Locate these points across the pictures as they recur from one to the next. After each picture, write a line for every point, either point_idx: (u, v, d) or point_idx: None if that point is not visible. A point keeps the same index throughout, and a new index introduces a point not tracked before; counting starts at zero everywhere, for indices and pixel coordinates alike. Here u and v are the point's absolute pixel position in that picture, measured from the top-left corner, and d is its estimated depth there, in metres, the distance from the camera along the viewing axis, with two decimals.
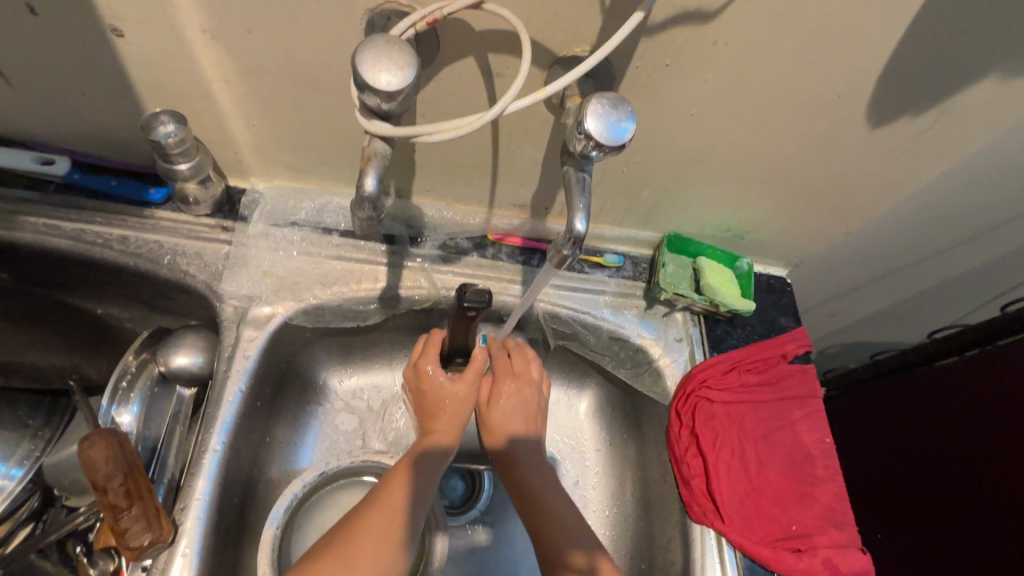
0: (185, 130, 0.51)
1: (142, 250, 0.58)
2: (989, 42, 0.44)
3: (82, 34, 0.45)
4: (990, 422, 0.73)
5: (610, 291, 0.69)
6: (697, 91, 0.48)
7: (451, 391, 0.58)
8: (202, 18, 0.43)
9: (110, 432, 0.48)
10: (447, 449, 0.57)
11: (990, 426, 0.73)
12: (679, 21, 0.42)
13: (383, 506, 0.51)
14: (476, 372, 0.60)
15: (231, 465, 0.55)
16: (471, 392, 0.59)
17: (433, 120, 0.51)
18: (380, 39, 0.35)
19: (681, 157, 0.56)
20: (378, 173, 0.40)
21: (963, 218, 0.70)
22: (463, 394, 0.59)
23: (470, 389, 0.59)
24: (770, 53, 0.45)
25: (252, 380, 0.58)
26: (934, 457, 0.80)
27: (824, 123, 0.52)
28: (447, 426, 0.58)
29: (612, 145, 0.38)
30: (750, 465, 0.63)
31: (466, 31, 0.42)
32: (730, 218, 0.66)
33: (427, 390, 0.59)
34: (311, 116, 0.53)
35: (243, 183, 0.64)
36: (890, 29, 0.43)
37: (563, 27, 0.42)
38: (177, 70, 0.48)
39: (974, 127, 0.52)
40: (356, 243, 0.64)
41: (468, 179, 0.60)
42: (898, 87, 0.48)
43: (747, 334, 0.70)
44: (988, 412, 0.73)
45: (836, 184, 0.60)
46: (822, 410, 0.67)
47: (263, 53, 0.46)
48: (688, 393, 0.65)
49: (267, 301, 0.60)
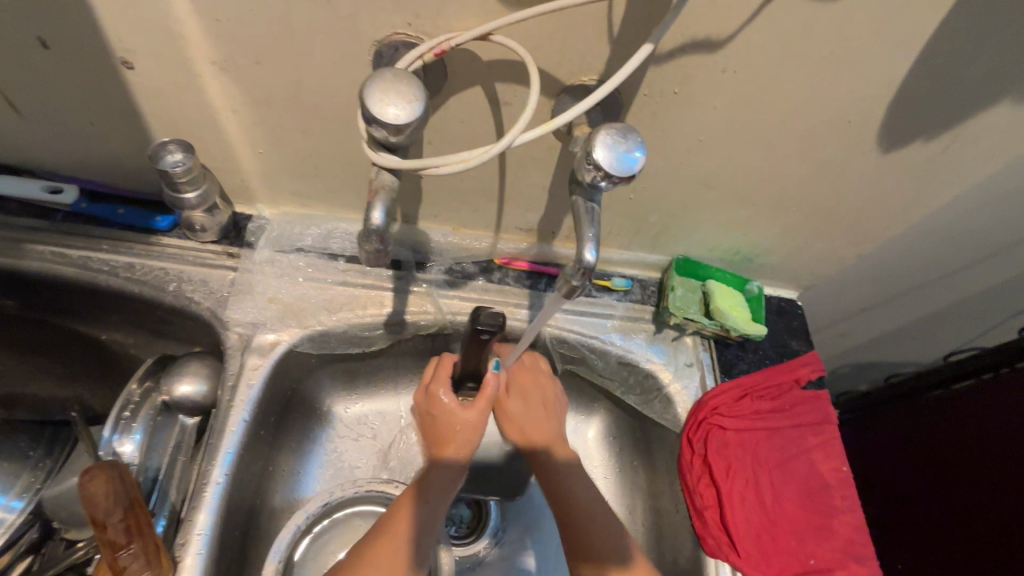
0: (192, 158, 0.52)
1: (147, 277, 0.58)
2: (1002, 69, 0.44)
3: (92, 67, 0.45)
4: (1009, 449, 0.71)
5: (619, 315, 0.68)
6: (705, 118, 0.48)
7: (464, 416, 0.56)
8: (211, 50, 0.44)
9: (110, 465, 0.47)
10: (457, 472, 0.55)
11: (1011, 454, 0.71)
12: (688, 50, 0.42)
13: (386, 539, 0.49)
14: (486, 401, 0.56)
15: (234, 497, 0.54)
16: (483, 418, 0.56)
17: (441, 147, 0.51)
18: (388, 73, 0.35)
19: (689, 182, 0.56)
20: (386, 206, 0.40)
21: (977, 240, 0.69)
22: (475, 420, 0.56)
23: (482, 415, 0.56)
24: (778, 81, 0.45)
25: (256, 409, 0.57)
26: (953, 486, 0.78)
27: (833, 148, 0.51)
28: (458, 449, 0.55)
29: (622, 175, 0.38)
30: (765, 495, 0.61)
31: (474, 61, 0.42)
32: (739, 241, 0.65)
33: (441, 411, 0.56)
34: (318, 145, 0.53)
35: (249, 210, 0.64)
36: (900, 56, 0.43)
37: (571, 57, 0.42)
38: (186, 101, 0.49)
39: (989, 151, 0.52)
40: (362, 268, 0.63)
41: (474, 205, 0.59)
42: (909, 113, 0.48)
43: (759, 358, 0.69)
44: (1007, 439, 0.71)
45: (846, 209, 0.59)
46: (838, 437, 0.65)
47: (271, 83, 0.46)
48: (700, 420, 0.64)
49: (272, 328, 0.59)
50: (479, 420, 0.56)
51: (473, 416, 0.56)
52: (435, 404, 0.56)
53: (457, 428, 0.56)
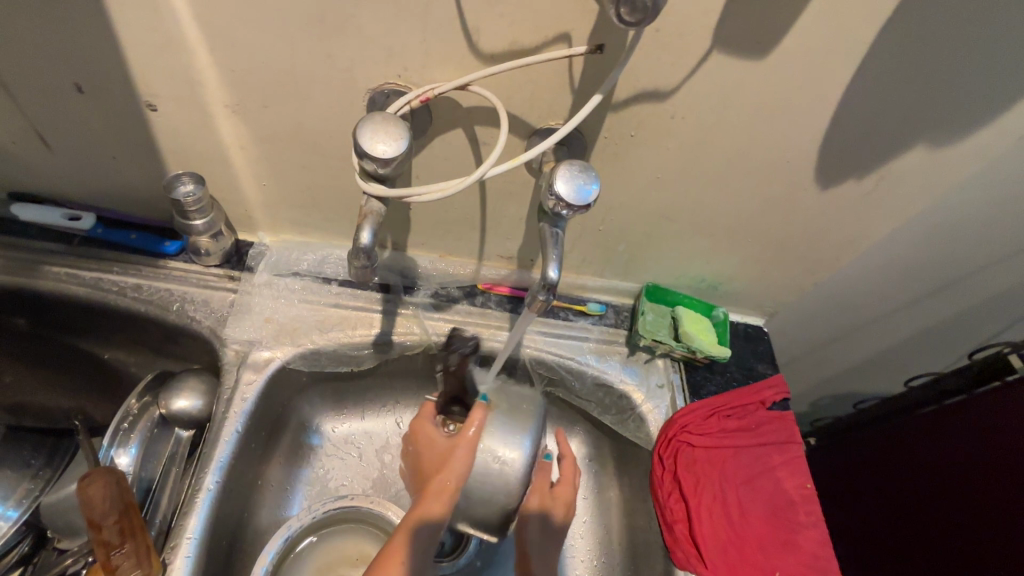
0: (202, 189, 0.57)
1: (153, 297, 0.63)
2: (912, 117, 0.51)
3: (120, 108, 0.52)
4: (972, 469, 0.75)
5: (594, 338, 0.73)
6: (660, 158, 0.54)
7: (451, 458, 0.54)
8: (226, 95, 0.50)
9: (108, 470, 0.50)
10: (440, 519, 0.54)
11: (977, 474, 0.74)
12: (640, 99, 0.48)
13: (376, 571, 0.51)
14: (470, 443, 0.54)
15: (223, 505, 0.57)
16: (462, 462, 0.54)
17: (426, 181, 0.56)
18: (378, 116, 0.41)
19: (652, 215, 0.62)
20: (373, 229, 0.46)
21: (926, 272, 0.75)
22: (462, 464, 0.54)
23: (460, 460, 0.54)
24: (720, 126, 0.51)
25: (248, 422, 0.60)
26: (924, 508, 0.81)
27: (776, 185, 0.58)
28: (437, 496, 0.54)
29: (579, 205, 0.43)
30: (731, 510, 0.64)
31: (455, 107, 0.49)
32: (703, 269, 0.70)
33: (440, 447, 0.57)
34: (317, 179, 0.59)
35: (251, 237, 0.69)
36: (823, 105, 0.50)
37: (538, 104, 0.49)
38: (201, 139, 0.55)
39: (915, 189, 0.58)
40: (354, 291, 0.68)
41: (458, 233, 0.65)
42: (839, 154, 0.54)
43: (726, 380, 0.73)
44: (971, 459, 0.75)
45: (797, 240, 0.65)
46: (802, 456, 0.68)
47: (277, 124, 0.52)
48: (670, 437, 0.67)
49: (267, 345, 0.63)
50: (467, 463, 0.54)
51: (461, 459, 0.54)
52: (433, 439, 0.58)
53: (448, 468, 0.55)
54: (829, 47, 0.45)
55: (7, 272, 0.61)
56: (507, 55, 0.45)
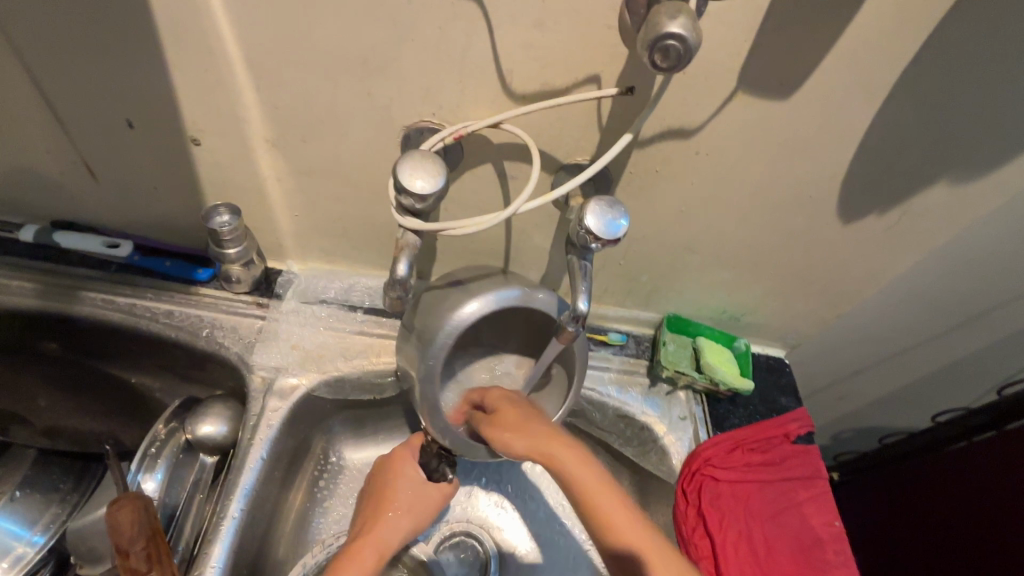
0: (237, 220, 0.59)
1: (183, 323, 0.64)
2: (934, 156, 0.52)
3: (168, 143, 0.54)
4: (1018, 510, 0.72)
5: (615, 368, 0.72)
6: (685, 192, 0.55)
7: (392, 481, 0.58)
8: (268, 131, 0.52)
9: (138, 496, 0.51)
10: (396, 535, 0.56)
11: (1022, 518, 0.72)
12: (665, 136, 0.50)
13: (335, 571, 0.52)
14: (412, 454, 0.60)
15: (246, 533, 0.56)
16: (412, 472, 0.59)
17: (455, 213, 0.58)
18: (417, 153, 0.43)
19: (675, 247, 0.63)
20: (409, 261, 0.48)
21: (953, 304, 0.74)
22: (407, 477, 0.59)
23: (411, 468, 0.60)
24: (744, 162, 0.52)
25: (273, 448, 0.61)
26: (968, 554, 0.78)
27: (801, 218, 0.58)
28: (390, 516, 0.57)
29: (608, 239, 0.44)
30: (758, 547, 0.62)
31: (486, 143, 0.51)
32: (724, 301, 0.71)
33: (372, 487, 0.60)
34: (349, 210, 0.60)
35: (280, 265, 0.70)
36: (846, 144, 0.51)
37: (567, 141, 0.50)
38: (241, 172, 0.57)
39: (940, 224, 0.58)
40: (379, 318, 0.69)
41: (482, 263, 0.66)
42: (862, 189, 0.55)
43: (749, 413, 0.72)
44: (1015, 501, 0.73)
45: (820, 273, 0.65)
46: (829, 492, 0.67)
47: (314, 158, 0.54)
48: (693, 471, 0.66)
49: (293, 372, 0.64)
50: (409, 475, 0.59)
51: (409, 471, 0.59)
52: (396, 467, 0.60)
53: (426, 497, 0.59)
54: (851, 88, 0.46)
55: (47, 297, 0.63)
56: (539, 95, 0.46)
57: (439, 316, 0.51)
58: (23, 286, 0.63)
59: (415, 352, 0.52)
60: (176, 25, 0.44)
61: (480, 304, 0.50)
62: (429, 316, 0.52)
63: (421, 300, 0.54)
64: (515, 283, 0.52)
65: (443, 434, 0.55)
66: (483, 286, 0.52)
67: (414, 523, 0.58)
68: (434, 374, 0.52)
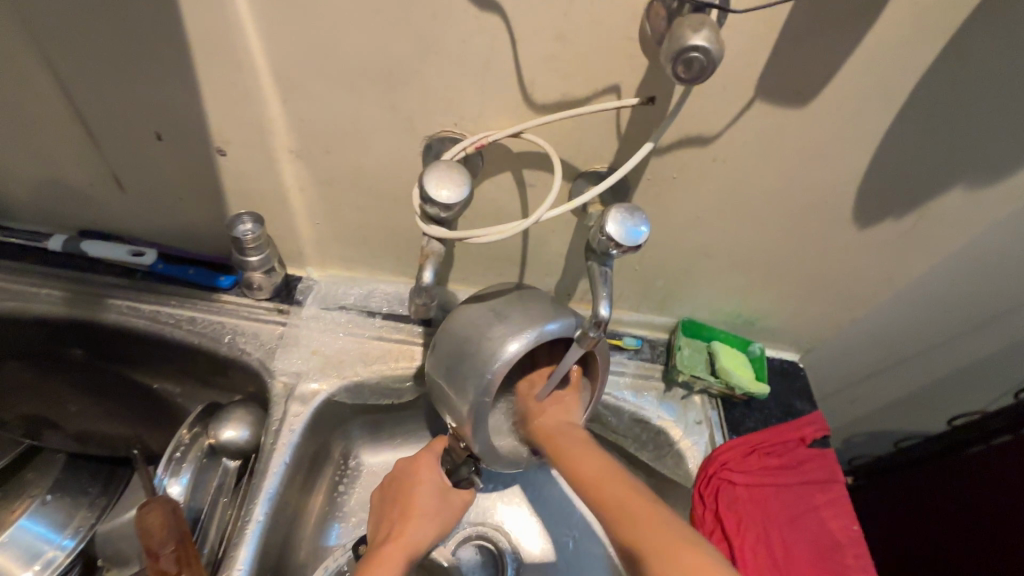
0: (260, 228, 0.60)
1: (206, 329, 0.65)
2: (949, 161, 0.52)
3: (195, 153, 0.56)
4: None
5: (630, 372, 0.73)
6: (701, 198, 0.56)
7: (414, 487, 0.58)
8: (292, 142, 0.53)
9: (166, 500, 0.52)
10: (425, 534, 0.56)
11: None
12: (682, 144, 0.51)
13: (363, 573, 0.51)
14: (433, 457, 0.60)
15: (270, 536, 0.57)
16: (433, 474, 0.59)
17: (473, 220, 0.59)
18: (443, 163, 0.44)
19: (690, 252, 0.63)
20: (433, 268, 0.49)
21: (968, 308, 0.74)
22: (429, 477, 0.59)
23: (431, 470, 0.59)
24: (760, 168, 0.53)
25: (295, 453, 0.61)
26: (986, 559, 0.77)
27: (816, 223, 0.59)
28: (415, 515, 0.56)
29: (629, 245, 0.45)
30: (776, 551, 0.62)
31: (506, 152, 0.52)
32: (739, 305, 0.71)
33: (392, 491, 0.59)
34: (369, 218, 0.61)
35: (299, 272, 0.71)
36: (862, 150, 0.51)
37: (586, 149, 0.51)
38: (264, 182, 0.58)
39: (955, 229, 0.58)
40: (397, 324, 0.70)
41: (499, 269, 0.67)
42: (878, 194, 0.56)
43: (765, 417, 0.72)
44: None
45: (835, 277, 0.66)
46: (846, 496, 0.67)
47: (336, 168, 0.55)
48: (710, 475, 0.66)
49: (314, 377, 0.65)
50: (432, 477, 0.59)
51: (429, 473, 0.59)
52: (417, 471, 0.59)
53: (450, 503, 0.58)
54: (867, 95, 0.47)
55: (73, 304, 0.64)
56: (559, 105, 0.47)
57: (482, 355, 0.51)
58: (50, 293, 0.64)
59: (460, 391, 0.52)
60: (206, 41, 0.46)
61: (522, 341, 0.50)
62: (470, 353, 0.52)
63: (456, 334, 0.54)
64: (554, 313, 0.53)
65: (477, 446, 0.55)
66: (523, 320, 0.51)
67: (441, 525, 0.57)
68: (483, 411, 0.52)
